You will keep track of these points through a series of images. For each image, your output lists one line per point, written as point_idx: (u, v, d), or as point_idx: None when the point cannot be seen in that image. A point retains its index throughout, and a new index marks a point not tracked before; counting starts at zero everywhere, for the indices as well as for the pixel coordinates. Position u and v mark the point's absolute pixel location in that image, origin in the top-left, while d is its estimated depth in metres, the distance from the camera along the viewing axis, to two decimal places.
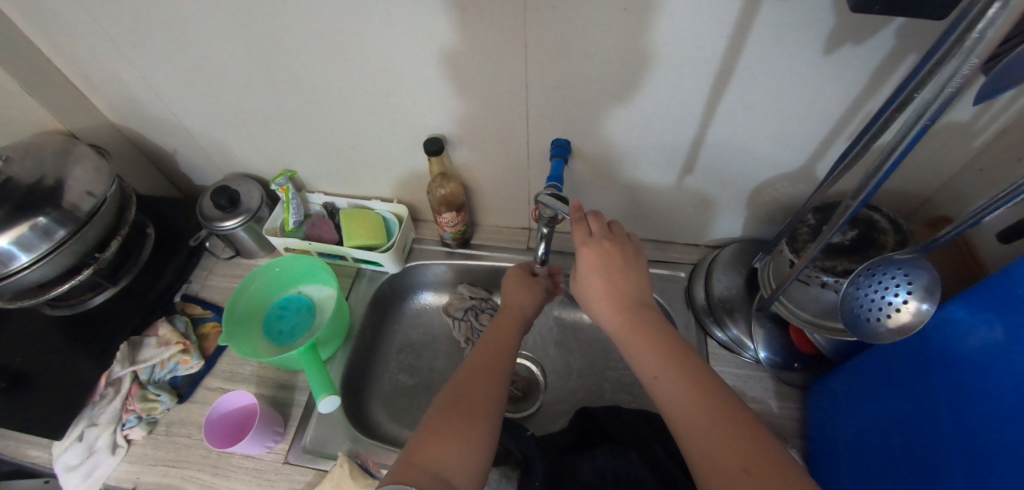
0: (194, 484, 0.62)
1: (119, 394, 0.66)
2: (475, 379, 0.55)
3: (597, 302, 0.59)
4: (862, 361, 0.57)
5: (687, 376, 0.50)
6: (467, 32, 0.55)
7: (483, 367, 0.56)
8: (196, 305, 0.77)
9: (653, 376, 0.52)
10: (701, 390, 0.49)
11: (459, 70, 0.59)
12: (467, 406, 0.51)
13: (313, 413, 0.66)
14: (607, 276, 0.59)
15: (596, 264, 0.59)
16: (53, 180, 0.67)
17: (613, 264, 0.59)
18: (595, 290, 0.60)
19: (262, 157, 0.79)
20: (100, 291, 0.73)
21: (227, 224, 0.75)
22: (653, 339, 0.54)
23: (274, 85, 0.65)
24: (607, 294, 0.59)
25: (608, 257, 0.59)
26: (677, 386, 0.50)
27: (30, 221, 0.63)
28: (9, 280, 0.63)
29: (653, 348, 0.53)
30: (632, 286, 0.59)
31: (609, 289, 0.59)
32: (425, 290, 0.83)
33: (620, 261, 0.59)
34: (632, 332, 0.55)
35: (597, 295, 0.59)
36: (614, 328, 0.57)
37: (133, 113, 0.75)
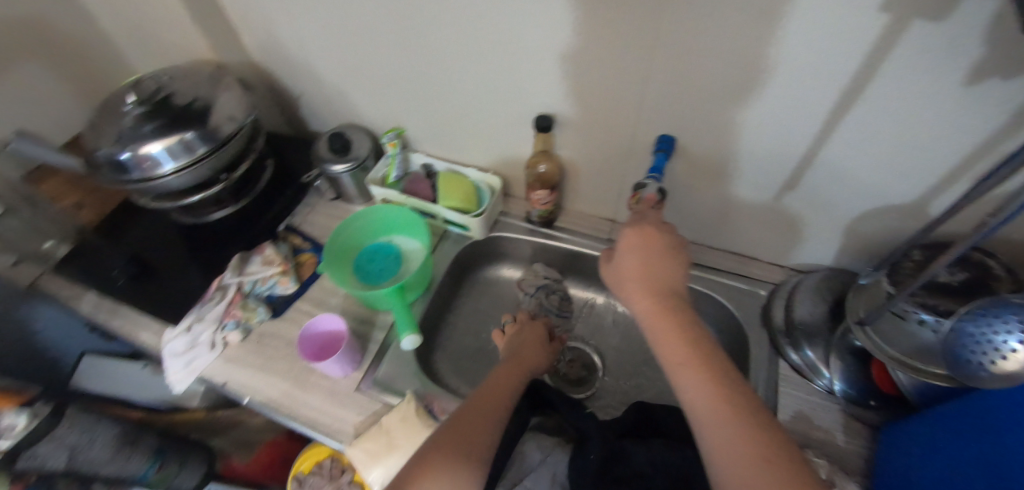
0: (276, 391, 0.68)
1: (225, 299, 0.73)
2: (499, 380, 0.59)
3: (630, 282, 0.60)
4: (952, 408, 0.55)
5: (709, 369, 0.50)
6: (603, 14, 0.56)
7: (492, 391, 0.57)
8: (297, 237, 0.83)
9: (671, 363, 0.52)
10: (720, 383, 0.48)
11: (584, 52, 0.61)
12: (486, 398, 0.56)
13: (388, 352, 0.71)
14: (643, 259, 0.60)
15: (634, 252, 0.61)
16: (202, 103, 0.75)
17: (653, 252, 0.60)
18: (626, 271, 0.61)
19: (376, 112, 0.84)
20: (221, 208, 0.81)
21: (336, 168, 0.81)
22: (679, 328, 0.54)
23: (406, 45, 0.70)
24: (642, 276, 0.59)
25: (647, 245, 0.61)
26: (700, 375, 0.50)
27: (179, 135, 0.71)
28: (155, 182, 0.72)
29: (677, 337, 0.53)
30: (666, 273, 0.59)
31: (644, 272, 0.59)
32: (503, 262, 0.86)
33: (661, 252, 0.60)
34: (660, 318, 0.56)
35: (629, 277, 0.60)
36: (641, 311, 0.58)
37: (272, 56, 0.83)
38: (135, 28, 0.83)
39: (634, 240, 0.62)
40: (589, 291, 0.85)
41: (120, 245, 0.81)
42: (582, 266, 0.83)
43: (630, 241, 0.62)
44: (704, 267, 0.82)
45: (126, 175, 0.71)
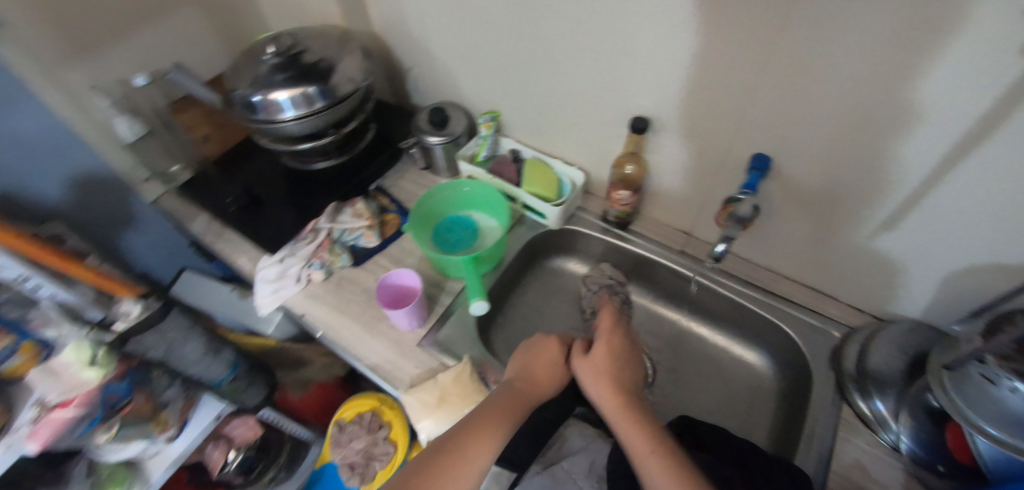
0: (347, 331, 0.73)
1: (315, 241, 0.79)
2: (484, 427, 0.56)
3: (596, 379, 0.60)
4: None
5: (670, 458, 0.51)
6: (728, 21, 0.56)
7: (470, 445, 0.54)
8: (385, 198, 0.87)
9: (636, 453, 0.53)
10: (679, 474, 0.50)
11: (699, 57, 0.61)
12: (457, 464, 0.53)
13: (451, 317, 0.74)
14: (611, 353, 0.63)
15: (606, 347, 0.63)
16: (323, 60, 0.81)
17: (616, 355, 0.63)
18: (595, 365, 0.62)
19: (477, 92, 0.88)
20: (324, 159, 0.87)
21: (431, 139, 0.85)
22: (641, 420, 0.55)
23: (519, 34, 0.74)
24: (612, 371, 0.61)
25: (613, 349, 0.63)
26: (670, 466, 0.50)
27: (303, 88, 0.77)
28: (276, 126, 0.79)
29: (637, 426, 0.55)
30: (629, 375, 0.61)
31: (614, 369, 0.61)
32: (571, 256, 0.88)
33: (626, 355, 0.64)
34: (622, 409, 0.57)
35: (596, 371, 0.61)
36: (608, 401, 0.58)
37: (393, 29, 0.89)
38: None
39: (605, 342, 0.64)
40: (652, 299, 0.86)
41: (236, 178, 0.91)
42: (648, 272, 0.84)
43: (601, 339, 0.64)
44: (777, 296, 0.76)
45: (252, 115, 0.78)
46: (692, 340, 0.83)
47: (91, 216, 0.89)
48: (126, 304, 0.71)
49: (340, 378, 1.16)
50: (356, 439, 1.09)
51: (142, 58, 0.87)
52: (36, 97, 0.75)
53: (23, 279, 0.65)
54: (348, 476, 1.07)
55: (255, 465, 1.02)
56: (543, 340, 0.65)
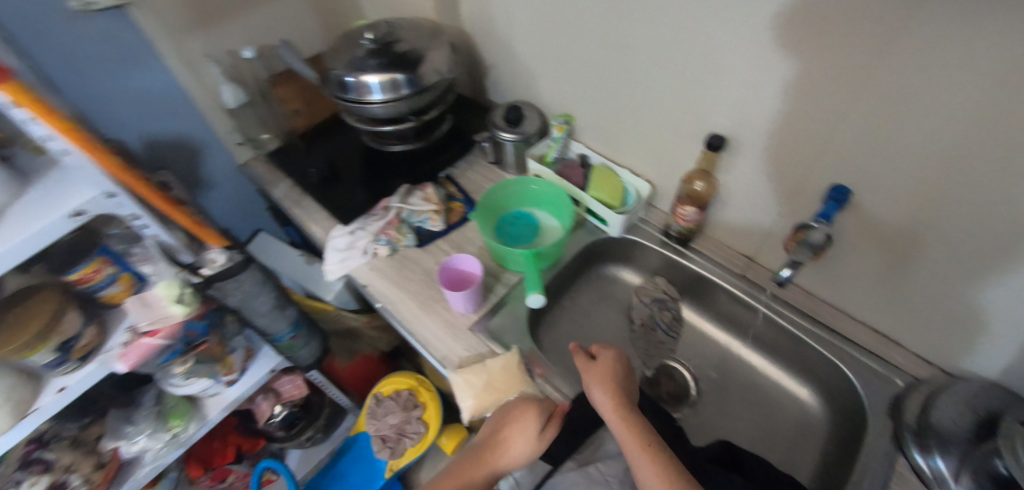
0: (405, 306, 0.76)
1: (385, 218, 0.83)
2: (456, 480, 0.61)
3: (599, 385, 0.61)
4: None
5: (665, 458, 0.54)
6: (821, 48, 0.55)
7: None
8: (453, 186, 0.91)
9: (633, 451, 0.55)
10: (672, 474, 0.52)
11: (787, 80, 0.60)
12: None
13: (503, 307, 0.76)
14: (614, 361, 0.64)
15: (609, 357, 0.64)
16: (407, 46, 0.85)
17: (617, 364, 0.63)
18: (597, 371, 0.62)
19: (554, 95, 0.91)
20: (401, 143, 0.92)
21: (504, 135, 0.88)
22: (636, 421, 0.58)
23: (606, 42, 0.76)
24: (614, 376, 0.62)
25: (614, 357, 0.64)
26: (669, 461, 0.54)
27: (392, 74, 0.81)
28: (364, 108, 0.84)
29: (638, 427, 0.57)
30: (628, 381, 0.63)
31: (616, 375, 0.62)
32: (627, 265, 0.89)
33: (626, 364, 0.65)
34: (623, 408, 0.58)
35: (600, 376, 0.62)
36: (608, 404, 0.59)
37: (481, 26, 0.93)
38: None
39: (610, 353, 0.65)
40: (704, 320, 0.85)
41: (319, 151, 0.98)
42: (704, 291, 0.83)
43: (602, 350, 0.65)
44: (839, 335, 0.73)
45: (343, 94, 0.83)
46: (742, 367, 0.81)
47: (190, 171, 0.98)
48: (215, 255, 0.76)
49: (384, 353, 1.21)
50: (391, 414, 1.13)
51: (251, 32, 0.95)
52: (160, 59, 0.84)
53: (135, 217, 0.70)
54: (378, 447, 1.13)
55: (296, 421, 1.12)
56: (523, 405, 0.62)
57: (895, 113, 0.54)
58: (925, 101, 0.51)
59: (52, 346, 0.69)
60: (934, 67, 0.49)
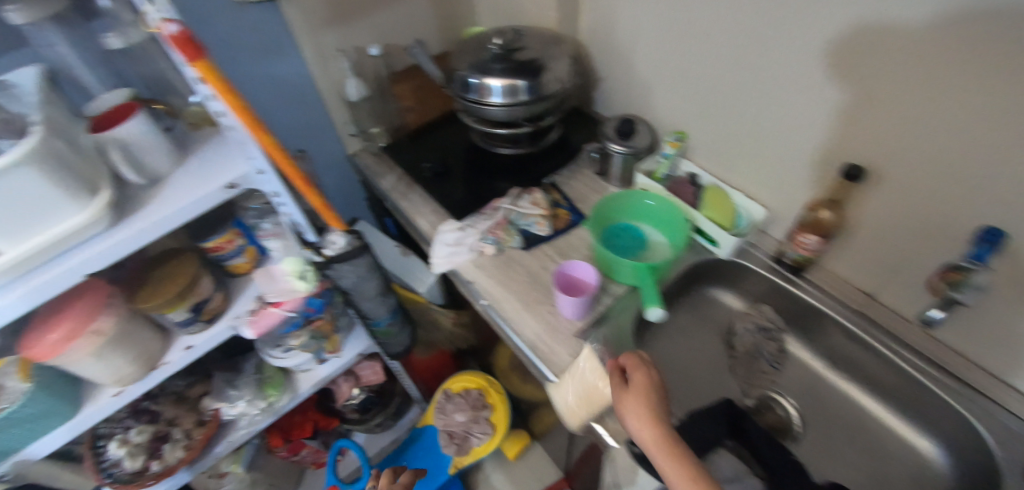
0: (511, 306, 0.78)
1: (493, 218, 0.85)
2: None
3: (631, 412, 0.54)
4: None
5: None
6: (870, 73, 0.61)
7: None
8: (557, 192, 0.91)
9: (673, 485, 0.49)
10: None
11: (843, 102, 0.65)
12: None
13: (609, 318, 0.76)
14: (646, 384, 0.56)
15: (643, 378, 0.56)
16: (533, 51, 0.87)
17: (649, 383, 0.56)
18: (633, 403, 0.54)
19: (671, 111, 0.90)
20: (510, 146, 0.94)
21: (614, 147, 0.88)
22: (675, 448, 0.51)
23: (737, 61, 0.74)
24: (647, 399, 0.54)
25: (647, 379, 0.56)
26: None
27: (515, 80, 0.83)
28: (483, 109, 0.86)
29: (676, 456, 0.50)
30: (663, 400, 0.55)
31: (652, 397, 0.55)
32: (730, 290, 0.87)
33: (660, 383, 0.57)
34: (657, 437, 0.52)
35: (635, 408, 0.54)
36: (641, 432, 0.53)
37: (600, 38, 0.94)
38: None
39: (642, 375, 0.57)
40: (810, 354, 0.82)
41: (428, 148, 1.02)
42: (814, 324, 0.80)
43: (630, 369, 0.57)
44: (974, 389, 0.67)
45: (465, 94, 0.86)
46: (848, 409, 0.77)
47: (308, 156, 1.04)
48: (335, 237, 0.78)
49: (458, 350, 1.23)
50: (460, 410, 1.15)
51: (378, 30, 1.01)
52: (298, 49, 0.90)
53: (277, 195, 0.73)
54: (445, 442, 1.15)
55: (371, 406, 1.17)
56: None
57: (976, 143, 0.55)
58: (997, 132, 0.53)
59: (186, 306, 0.75)
60: (985, 95, 0.53)
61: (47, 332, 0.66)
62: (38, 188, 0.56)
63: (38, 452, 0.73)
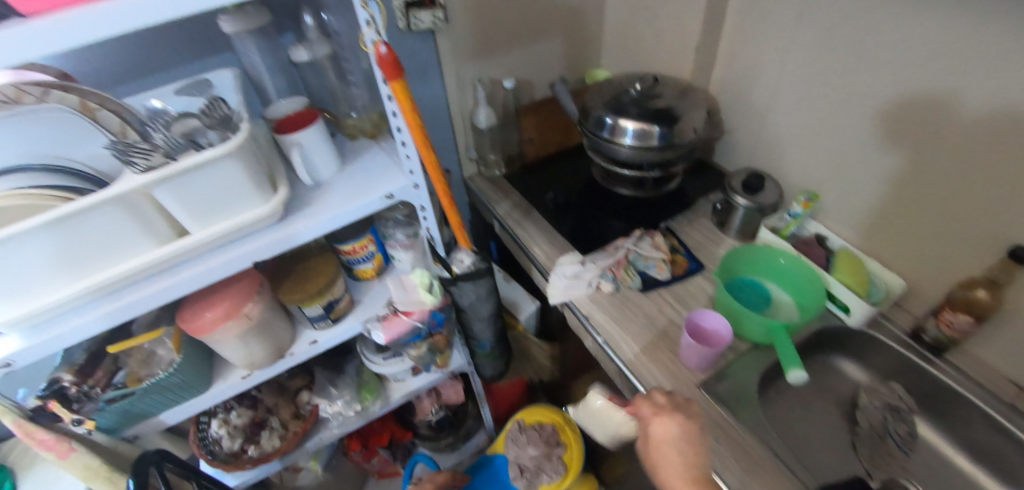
0: (627, 346, 0.77)
1: (613, 257, 0.86)
2: None
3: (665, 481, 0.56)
4: None
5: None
6: (925, 142, 0.69)
7: None
8: (673, 238, 0.92)
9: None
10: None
11: (925, 168, 0.71)
12: None
13: (729, 372, 0.74)
14: (669, 437, 0.56)
15: (667, 430, 0.57)
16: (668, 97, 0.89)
17: (670, 441, 0.56)
18: (663, 455, 0.57)
19: (803, 171, 0.89)
20: (631, 188, 0.97)
21: (738, 200, 0.87)
22: None
23: (886, 128, 0.73)
24: (675, 454, 0.56)
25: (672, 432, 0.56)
26: None
27: (651, 125, 0.85)
28: (613, 149, 0.88)
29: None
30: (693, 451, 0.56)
31: (677, 451, 0.56)
32: (854, 360, 0.83)
33: (685, 432, 0.56)
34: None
35: (665, 462, 0.56)
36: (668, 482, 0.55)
37: (733, 92, 0.96)
38: (648, 33, 1.04)
39: (664, 427, 0.57)
40: (946, 443, 0.75)
41: (545, 180, 1.05)
42: (951, 410, 0.74)
43: (649, 426, 0.58)
44: None
45: (598, 132, 0.89)
46: None
47: None
48: (463, 256, 0.80)
49: (538, 382, 1.22)
50: (533, 444, 1.12)
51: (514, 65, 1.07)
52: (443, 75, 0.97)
53: (422, 209, 0.77)
54: (515, 474, 1.12)
55: (447, 425, 1.18)
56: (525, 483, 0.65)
57: None
58: None
59: (322, 303, 0.79)
60: None
61: (204, 310, 0.72)
62: (235, 177, 0.62)
63: (169, 419, 0.82)
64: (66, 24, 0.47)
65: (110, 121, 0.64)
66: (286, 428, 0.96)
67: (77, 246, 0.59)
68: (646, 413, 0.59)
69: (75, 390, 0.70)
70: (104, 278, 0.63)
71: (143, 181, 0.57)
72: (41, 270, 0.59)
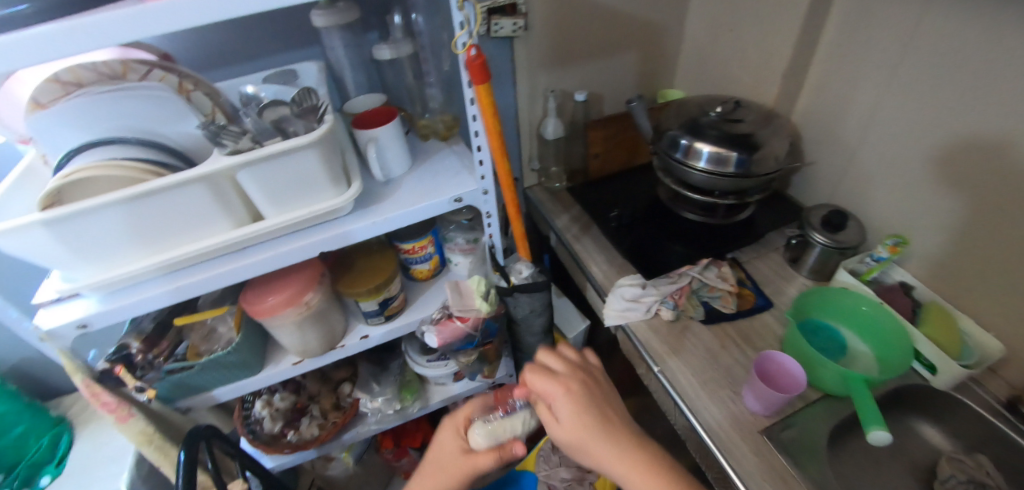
0: (684, 380, 0.73)
1: (676, 283, 0.82)
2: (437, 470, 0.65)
3: (588, 454, 0.57)
4: None
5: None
6: None
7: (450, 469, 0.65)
8: (741, 271, 0.88)
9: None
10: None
11: None
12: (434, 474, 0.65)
13: (794, 421, 0.69)
14: (567, 392, 0.60)
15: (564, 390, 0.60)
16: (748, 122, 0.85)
17: (581, 408, 0.58)
18: (565, 410, 0.59)
19: (892, 213, 0.83)
20: (700, 214, 0.92)
21: (816, 237, 0.82)
22: (611, 445, 0.56)
23: (992, 174, 0.67)
24: (577, 410, 0.58)
25: (570, 390, 0.60)
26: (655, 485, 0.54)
27: (730, 151, 0.81)
28: (685, 171, 0.85)
29: (643, 478, 0.54)
30: (595, 405, 0.59)
31: (579, 408, 0.58)
32: (935, 426, 0.76)
33: (589, 395, 0.60)
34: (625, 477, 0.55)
35: (569, 415, 0.58)
36: (576, 441, 0.57)
37: (820, 123, 0.91)
38: (730, 55, 1.00)
39: (559, 387, 0.60)
40: None
41: (608, 197, 1.03)
42: None
43: (553, 398, 0.60)
44: None
45: (672, 153, 0.86)
46: None
47: None
48: (522, 266, 0.82)
49: None
50: (565, 467, 1.08)
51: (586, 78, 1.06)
52: (515, 83, 0.97)
53: (488, 215, 0.76)
54: None
55: None
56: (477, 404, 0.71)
57: None
58: None
59: (377, 299, 0.79)
60: None
61: (268, 294, 0.74)
62: (313, 169, 0.63)
63: (220, 396, 0.84)
64: (177, 7, 0.48)
65: (202, 103, 0.67)
66: (326, 417, 0.98)
67: (159, 220, 0.61)
68: (539, 379, 0.62)
69: (141, 358, 0.75)
70: (178, 253, 0.65)
71: (229, 162, 0.58)
72: (123, 239, 0.62)
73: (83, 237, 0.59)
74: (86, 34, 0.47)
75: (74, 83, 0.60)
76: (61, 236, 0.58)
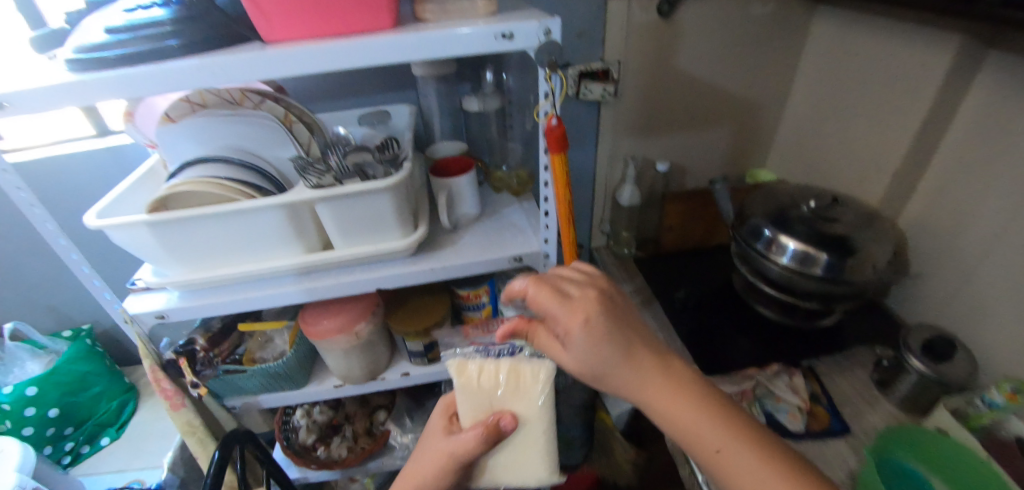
0: None
1: (740, 385, 0.76)
2: (431, 456, 0.58)
3: (610, 379, 0.46)
4: None
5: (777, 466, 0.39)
6: None
7: (432, 462, 0.58)
8: (817, 384, 0.79)
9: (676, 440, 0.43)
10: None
11: None
12: (414, 473, 0.60)
13: None
14: (576, 313, 0.47)
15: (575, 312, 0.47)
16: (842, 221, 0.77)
17: (596, 329, 0.46)
18: (573, 333, 0.46)
19: (1015, 351, 0.69)
20: (776, 310, 0.85)
21: (913, 362, 0.71)
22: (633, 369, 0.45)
23: None
24: (590, 336, 0.46)
25: (581, 311, 0.47)
26: (688, 415, 0.42)
27: (820, 252, 0.73)
28: (764, 264, 0.78)
29: (668, 407, 0.43)
30: (612, 333, 0.46)
31: (593, 336, 0.46)
32: None
33: (607, 312, 0.47)
34: (653, 405, 0.44)
35: (579, 338, 0.46)
36: (591, 361, 0.46)
37: (930, 234, 0.80)
38: (833, 146, 0.94)
39: (568, 310, 0.47)
40: None
41: (676, 274, 0.98)
42: None
43: (563, 320, 0.47)
44: None
45: (752, 242, 0.80)
46: None
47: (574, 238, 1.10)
48: None
49: (608, 484, 1.10)
50: None
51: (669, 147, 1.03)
52: (596, 144, 0.97)
53: (546, 278, 0.75)
54: None
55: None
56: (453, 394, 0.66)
57: None
58: None
59: (423, 341, 0.81)
60: None
61: (325, 317, 0.77)
62: (384, 211, 0.65)
63: (265, 402, 0.88)
64: (288, 56, 0.52)
65: (301, 134, 0.72)
66: (355, 440, 1.01)
67: (242, 237, 0.66)
68: (540, 299, 0.49)
69: (203, 354, 0.80)
70: (252, 268, 0.69)
71: (309, 195, 0.62)
72: (210, 247, 0.67)
73: (178, 241, 0.66)
74: (213, 72, 0.52)
75: (199, 104, 0.68)
76: (160, 237, 0.64)
